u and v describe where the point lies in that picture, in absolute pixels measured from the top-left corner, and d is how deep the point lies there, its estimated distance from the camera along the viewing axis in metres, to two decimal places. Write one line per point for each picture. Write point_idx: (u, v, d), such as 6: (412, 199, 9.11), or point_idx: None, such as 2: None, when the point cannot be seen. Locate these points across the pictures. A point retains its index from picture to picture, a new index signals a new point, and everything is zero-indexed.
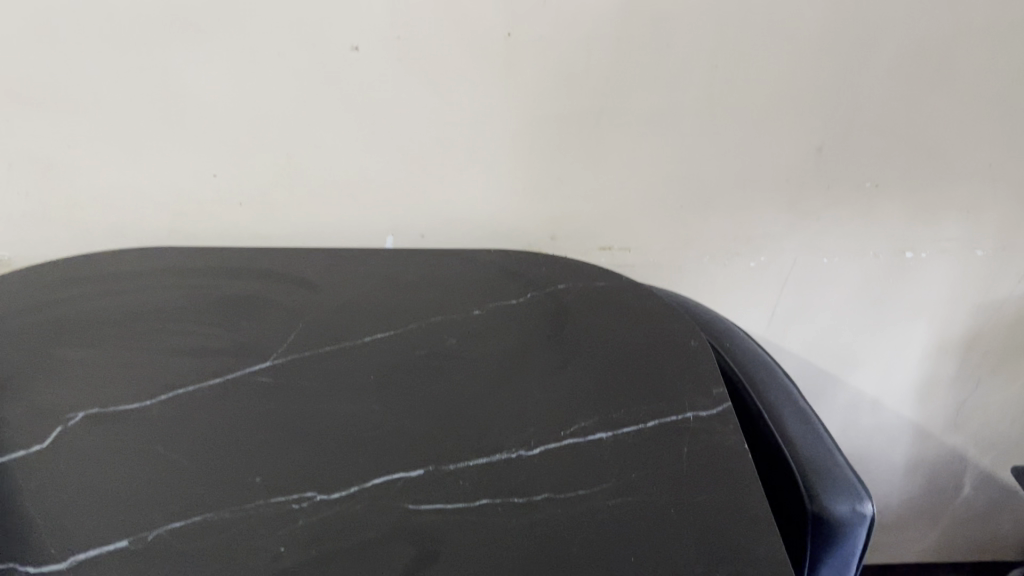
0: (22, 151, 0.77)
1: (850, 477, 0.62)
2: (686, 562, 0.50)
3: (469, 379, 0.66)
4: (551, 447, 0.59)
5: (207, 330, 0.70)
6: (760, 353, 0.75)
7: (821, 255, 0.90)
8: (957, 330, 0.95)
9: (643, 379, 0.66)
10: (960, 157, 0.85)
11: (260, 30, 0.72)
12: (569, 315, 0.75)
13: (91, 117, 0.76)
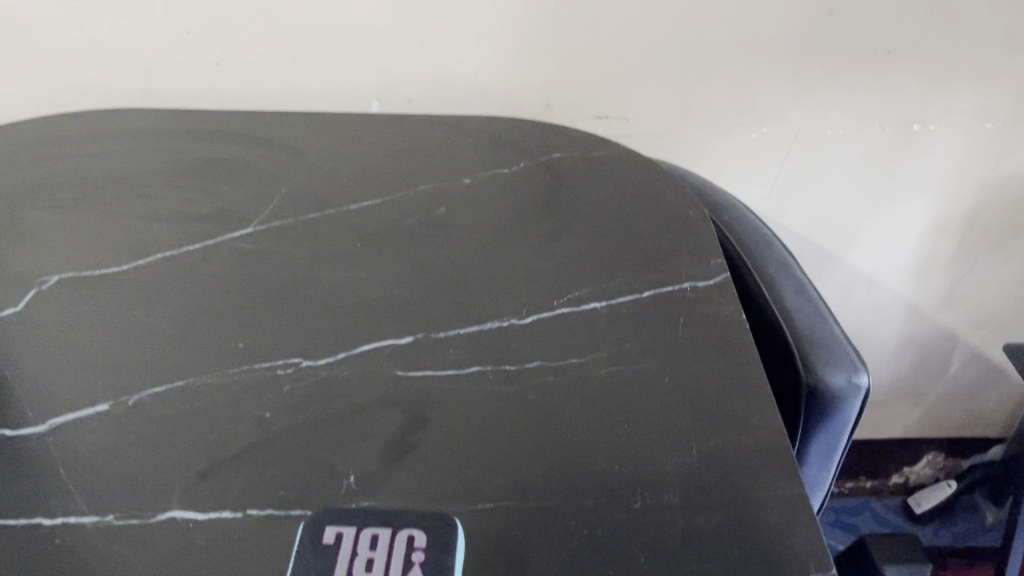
0: None
1: (848, 350, 0.61)
2: (680, 430, 0.50)
3: (460, 248, 0.64)
4: (543, 318, 0.57)
5: (184, 194, 0.67)
6: (760, 226, 0.73)
7: (825, 127, 0.87)
8: (961, 208, 0.93)
9: (640, 249, 0.64)
10: (977, 22, 0.79)
11: None
12: (564, 183, 0.72)
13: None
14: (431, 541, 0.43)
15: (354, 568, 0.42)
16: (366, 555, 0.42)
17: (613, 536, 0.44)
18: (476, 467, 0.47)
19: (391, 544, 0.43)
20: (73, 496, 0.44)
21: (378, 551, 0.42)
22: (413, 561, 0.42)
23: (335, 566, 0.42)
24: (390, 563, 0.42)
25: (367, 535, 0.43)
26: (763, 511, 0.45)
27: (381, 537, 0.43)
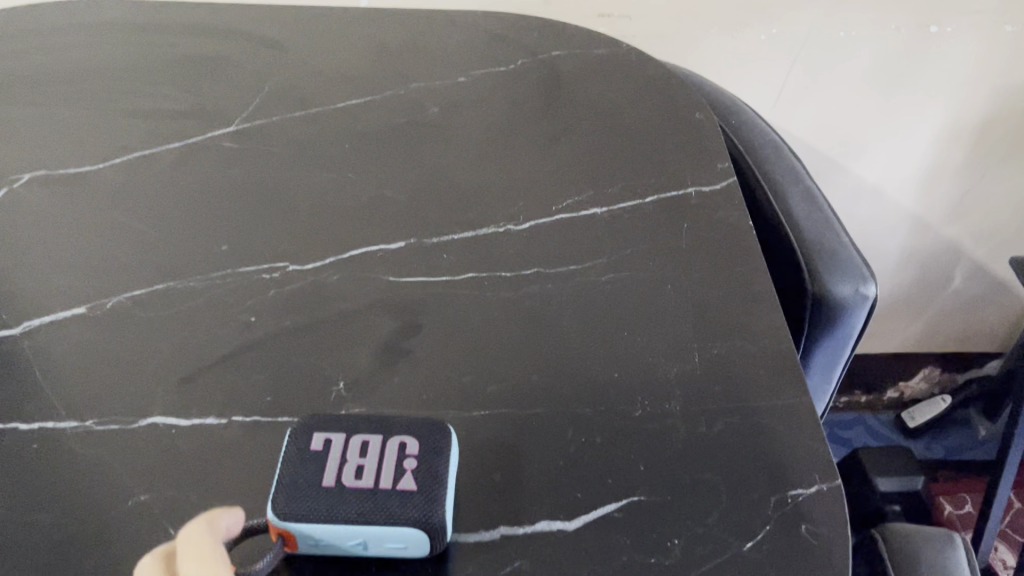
0: None
1: (856, 258, 0.59)
2: (682, 337, 0.48)
3: (453, 150, 0.60)
4: (542, 223, 0.55)
5: (163, 91, 0.63)
6: (767, 130, 0.70)
7: (838, 30, 0.81)
8: (974, 115, 0.89)
9: (642, 153, 0.61)
10: None
11: None
12: (564, 82, 0.68)
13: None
14: (427, 447, 0.39)
15: (341, 474, 0.37)
16: (355, 462, 0.38)
17: (612, 444, 0.43)
18: (471, 374, 0.45)
19: (381, 450, 0.38)
20: (50, 401, 0.42)
21: (369, 458, 0.38)
22: (405, 467, 0.38)
23: (319, 472, 0.37)
24: (380, 467, 0.38)
25: (357, 441, 0.39)
26: (767, 420, 0.44)
27: (370, 443, 0.39)
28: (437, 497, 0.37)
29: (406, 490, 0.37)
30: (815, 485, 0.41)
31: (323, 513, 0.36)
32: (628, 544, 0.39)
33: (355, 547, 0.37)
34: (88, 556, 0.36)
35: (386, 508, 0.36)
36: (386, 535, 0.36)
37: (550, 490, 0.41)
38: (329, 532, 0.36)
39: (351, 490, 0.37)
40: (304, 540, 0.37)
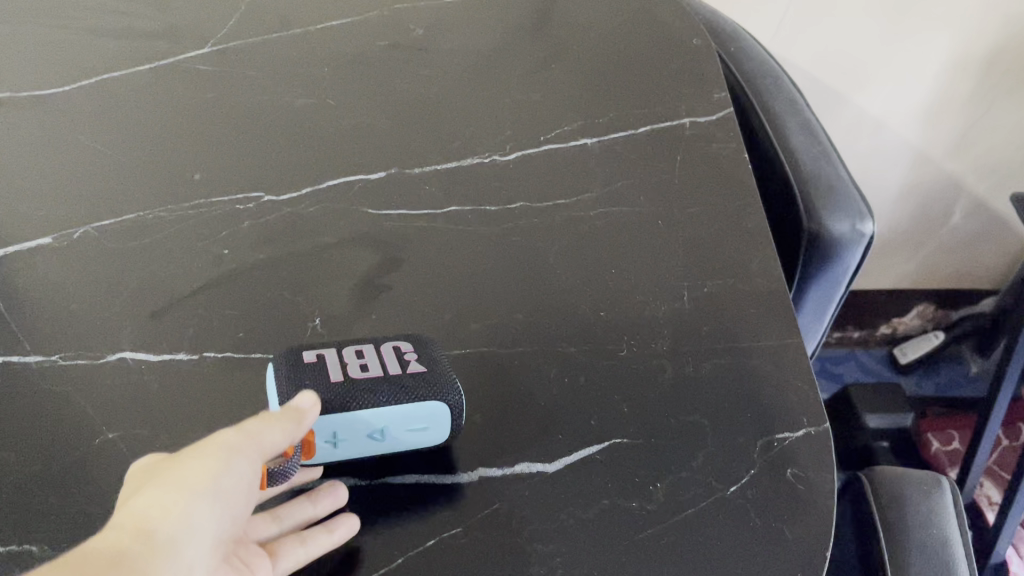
0: None
1: (854, 193, 0.57)
2: (672, 274, 0.46)
3: (437, 76, 0.58)
4: (529, 154, 0.53)
5: (132, 9, 0.60)
6: (767, 57, 0.67)
7: None
8: (984, 45, 0.85)
9: (635, 81, 0.58)
10: None
11: None
12: (556, 5, 0.64)
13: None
14: (418, 345, 0.39)
15: (348, 370, 0.36)
16: (356, 359, 0.37)
17: (597, 383, 0.42)
18: (453, 310, 0.44)
19: (374, 348, 0.37)
20: (16, 336, 0.41)
21: (368, 355, 0.37)
22: (405, 356, 0.37)
23: (319, 373, 0.36)
24: (386, 360, 0.37)
25: (350, 349, 0.37)
26: (757, 360, 0.43)
27: (359, 345, 0.37)
28: (448, 377, 0.37)
29: (418, 371, 0.37)
30: (803, 428, 0.40)
31: (343, 403, 0.35)
32: (610, 487, 0.38)
33: (375, 436, 0.36)
34: (54, 495, 0.35)
35: (406, 390, 0.36)
36: (411, 415, 0.36)
37: (531, 431, 0.40)
38: (349, 423, 0.35)
39: (364, 379, 0.36)
40: (323, 439, 0.35)
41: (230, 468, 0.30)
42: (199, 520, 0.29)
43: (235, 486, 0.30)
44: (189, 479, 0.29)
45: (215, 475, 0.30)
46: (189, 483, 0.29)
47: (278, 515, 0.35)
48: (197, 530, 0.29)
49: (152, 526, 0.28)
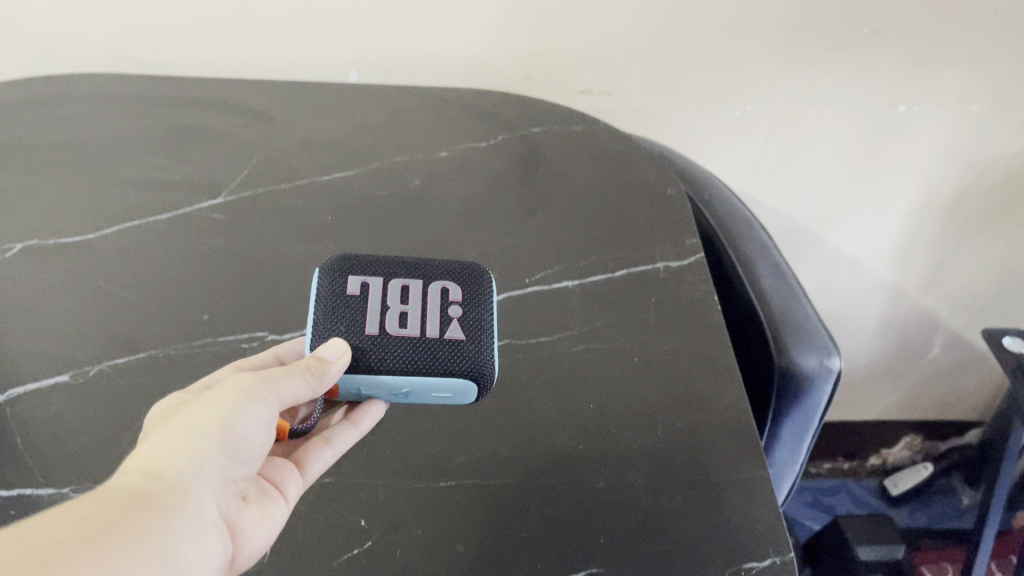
0: None
1: (822, 333, 0.60)
2: (647, 409, 0.50)
3: (431, 222, 0.63)
4: (515, 295, 0.57)
5: (155, 162, 0.66)
6: (740, 205, 0.72)
7: (811, 106, 0.83)
8: (946, 189, 0.91)
9: (614, 228, 0.63)
10: (967, 4, 0.75)
11: None
12: (542, 158, 0.70)
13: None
14: (467, 297, 0.43)
15: (389, 322, 0.41)
16: (401, 308, 0.42)
17: (574, 514, 0.44)
18: (440, 443, 0.47)
19: (423, 294, 0.42)
20: (31, 469, 0.43)
21: (414, 306, 0.42)
22: (449, 315, 0.42)
23: (359, 322, 0.41)
24: (424, 317, 0.41)
25: (400, 290, 0.42)
26: (727, 492, 0.45)
27: (408, 288, 0.42)
28: (482, 350, 0.41)
29: (454, 338, 0.41)
30: (770, 558, 0.43)
31: (371, 359, 0.40)
32: None
33: (398, 395, 0.41)
34: None
35: (436, 356, 0.40)
36: (432, 385, 0.40)
37: (512, 561, 0.42)
38: (372, 383, 0.40)
39: (398, 337, 0.41)
40: (347, 390, 0.41)
41: (237, 415, 0.36)
42: (203, 461, 0.35)
43: (244, 424, 0.37)
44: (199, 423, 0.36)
45: (221, 421, 0.36)
46: (198, 429, 0.35)
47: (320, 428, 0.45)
48: (205, 469, 0.35)
49: (164, 464, 0.34)
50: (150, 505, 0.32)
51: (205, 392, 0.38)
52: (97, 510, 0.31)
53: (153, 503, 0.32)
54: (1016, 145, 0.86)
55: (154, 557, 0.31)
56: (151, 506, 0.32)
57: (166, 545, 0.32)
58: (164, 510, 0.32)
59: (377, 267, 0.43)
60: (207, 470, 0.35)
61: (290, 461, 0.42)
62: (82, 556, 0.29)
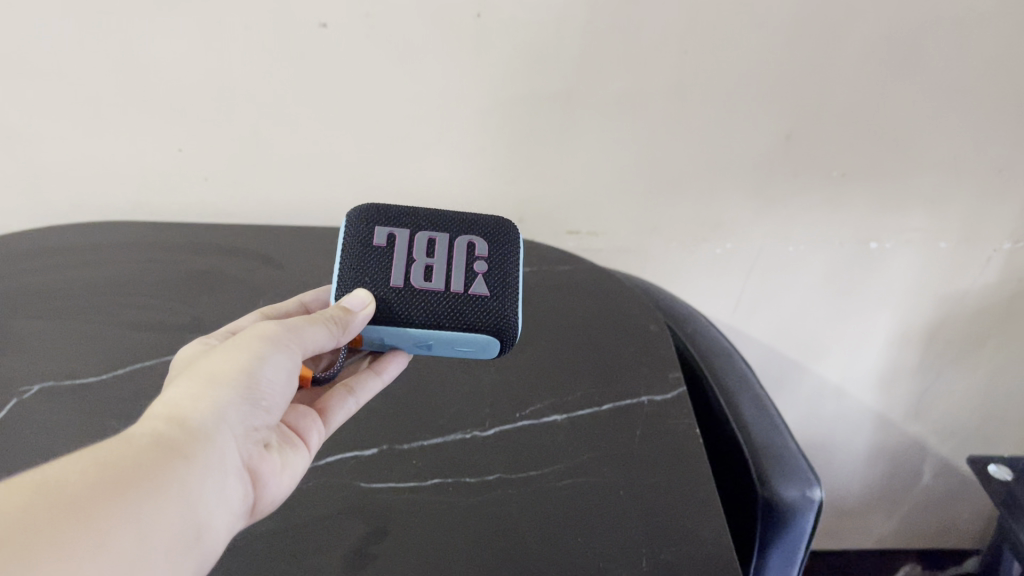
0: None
1: (802, 464, 0.62)
2: (633, 542, 0.51)
3: (427, 359, 0.66)
4: (505, 429, 0.59)
5: (168, 305, 0.70)
6: (722, 339, 0.76)
7: (787, 244, 0.89)
8: (921, 322, 0.95)
9: (601, 363, 0.66)
10: (925, 150, 0.81)
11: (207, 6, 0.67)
12: (532, 295, 0.75)
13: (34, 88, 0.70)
14: (490, 255, 0.49)
15: (417, 276, 0.48)
16: (427, 265, 0.48)
17: None
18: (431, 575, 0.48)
19: (455, 248, 0.49)
20: None
21: (440, 263, 0.48)
22: (476, 271, 0.48)
23: (392, 271, 0.48)
24: (449, 272, 0.48)
25: (426, 246, 0.49)
26: None
27: (439, 242, 0.49)
28: (505, 303, 0.48)
29: (478, 294, 0.47)
30: None
31: (399, 306, 0.47)
32: None
33: (421, 345, 0.48)
34: None
35: (459, 309, 0.47)
36: (455, 338, 0.47)
37: None
38: (397, 333, 0.47)
39: (423, 290, 0.47)
40: (372, 336, 0.48)
41: (262, 362, 0.43)
42: (228, 405, 0.41)
43: (270, 368, 0.43)
44: (226, 369, 0.42)
45: (248, 367, 0.42)
46: (227, 374, 0.41)
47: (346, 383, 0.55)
48: (232, 411, 0.41)
49: (191, 408, 0.39)
50: (177, 448, 0.37)
51: (230, 341, 0.44)
52: (124, 454, 0.35)
53: (179, 446, 0.37)
54: (985, 278, 0.90)
55: (178, 496, 0.35)
56: (178, 448, 0.37)
57: (192, 481, 0.37)
58: (190, 454, 0.37)
59: (416, 220, 0.50)
60: (232, 410, 0.41)
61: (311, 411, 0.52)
62: (112, 491, 0.33)
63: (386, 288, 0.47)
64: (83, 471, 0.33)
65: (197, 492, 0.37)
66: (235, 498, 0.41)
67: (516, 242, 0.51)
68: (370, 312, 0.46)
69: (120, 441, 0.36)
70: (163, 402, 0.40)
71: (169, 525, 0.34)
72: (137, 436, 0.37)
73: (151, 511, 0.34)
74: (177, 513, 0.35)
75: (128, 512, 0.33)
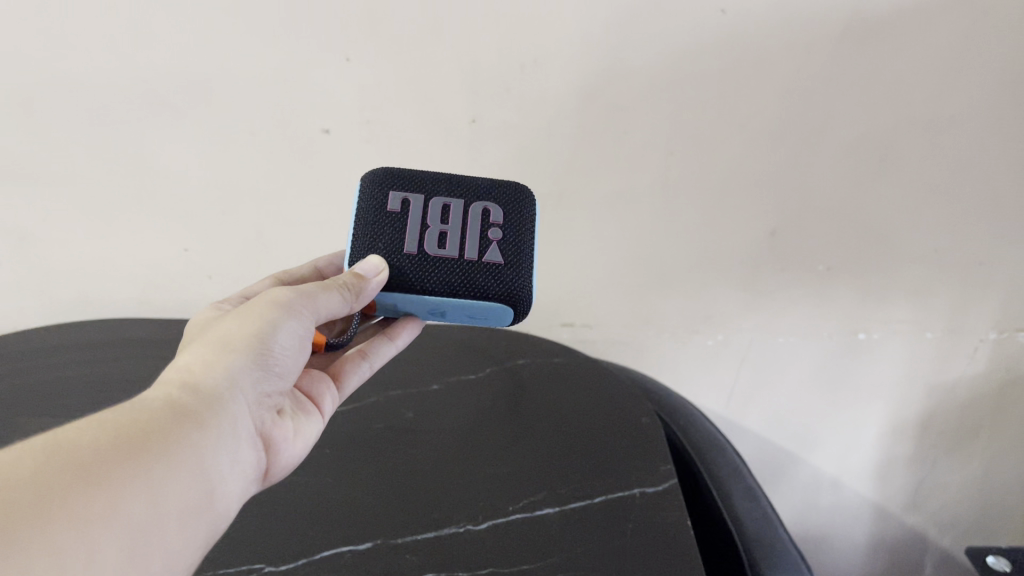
0: (10, 228, 0.75)
1: (795, 557, 0.63)
2: None
3: (423, 450, 0.66)
4: (498, 522, 0.59)
5: None
6: (714, 432, 0.77)
7: (777, 336, 0.91)
8: (913, 412, 0.96)
9: (594, 456, 0.67)
10: (907, 244, 0.84)
11: (218, 117, 0.71)
12: (527, 388, 0.76)
13: (50, 194, 0.74)
14: (504, 221, 0.50)
15: (430, 243, 0.48)
16: (441, 232, 0.49)
17: None
18: None
19: (469, 214, 0.50)
20: None
21: (454, 230, 0.49)
22: (491, 238, 0.49)
23: (406, 237, 0.49)
24: (462, 239, 0.49)
25: (439, 211, 0.49)
26: None
27: (453, 208, 0.50)
28: (519, 271, 0.48)
29: (492, 262, 0.48)
30: None
31: (412, 273, 0.48)
32: None
33: (434, 310, 0.49)
34: None
35: (472, 277, 0.48)
36: (469, 306, 0.48)
37: None
38: (410, 299, 0.48)
39: (436, 257, 0.48)
40: (385, 302, 0.50)
41: (274, 328, 0.44)
42: (240, 371, 0.42)
43: (283, 333, 0.45)
44: (238, 336, 0.43)
45: (260, 332, 0.44)
46: (241, 339, 0.43)
47: (363, 354, 0.59)
48: (243, 376, 0.42)
49: (204, 375, 0.40)
50: (189, 412, 0.38)
51: (243, 308, 0.46)
52: (137, 416, 0.35)
53: (191, 409, 0.38)
54: (973, 368, 0.92)
55: (191, 457, 0.36)
56: (191, 412, 0.38)
57: (204, 445, 0.37)
58: (202, 419, 0.38)
59: (431, 183, 0.50)
60: (244, 376, 0.43)
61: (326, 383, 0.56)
62: (126, 452, 0.33)
63: (400, 255, 0.48)
64: (96, 431, 0.33)
65: (208, 458, 0.37)
66: (244, 463, 0.42)
67: (531, 208, 0.52)
68: (382, 280, 0.47)
69: (134, 404, 0.37)
70: (175, 368, 0.41)
71: (178, 490, 0.34)
72: (152, 400, 0.37)
73: (165, 472, 0.34)
74: (191, 474, 0.36)
75: (143, 475, 0.33)
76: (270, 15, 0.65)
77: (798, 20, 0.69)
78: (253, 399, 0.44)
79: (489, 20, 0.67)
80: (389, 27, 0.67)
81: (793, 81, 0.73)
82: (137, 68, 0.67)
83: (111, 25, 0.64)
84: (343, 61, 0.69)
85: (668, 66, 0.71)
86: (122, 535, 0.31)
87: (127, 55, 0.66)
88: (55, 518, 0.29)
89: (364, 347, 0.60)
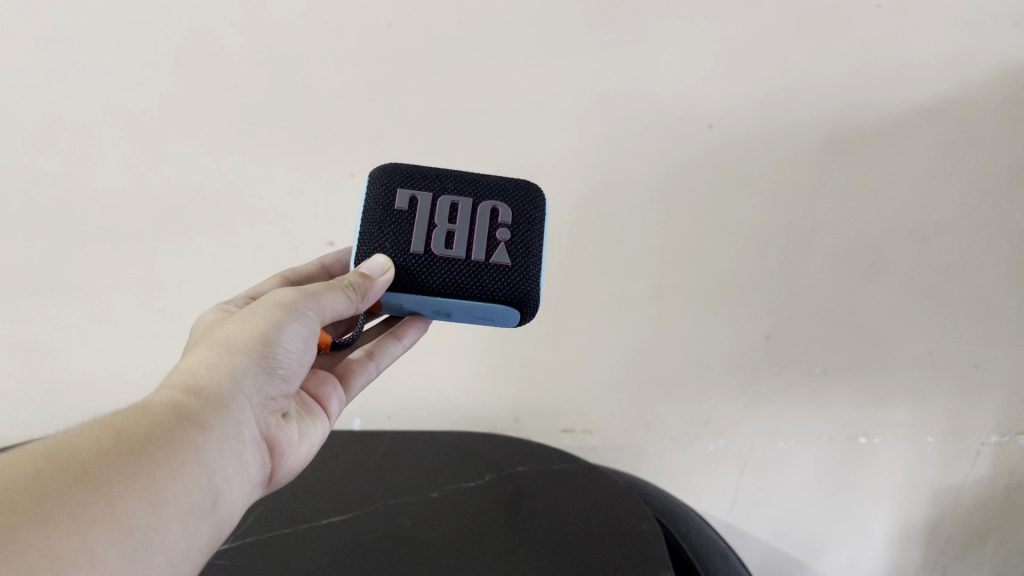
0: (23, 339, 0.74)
1: None
2: None
3: (421, 560, 0.66)
4: None
5: None
6: (716, 538, 0.76)
7: (778, 442, 0.89)
8: (920, 517, 0.94)
9: (592, 565, 0.66)
10: (899, 346, 0.85)
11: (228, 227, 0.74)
12: (527, 493, 0.76)
13: (62, 308, 0.74)
14: (513, 221, 0.50)
15: (437, 242, 0.48)
16: (447, 231, 0.49)
17: None
18: None
19: (478, 213, 0.49)
20: None
21: (461, 229, 0.49)
22: (499, 239, 0.49)
23: (413, 235, 0.49)
24: (470, 239, 0.49)
25: (447, 209, 0.49)
26: None
27: (461, 207, 0.49)
28: (527, 275, 0.48)
29: (499, 263, 0.48)
30: None
31: (420, 272, 0.48)
32: None
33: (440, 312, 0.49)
34: None
35: (478, 278, 0.48)
36: (476, 308, 0.48)
37: None
38: (415, 299, 0.48)
39: (442, 257, 0.48)
40: (391, 302, 0.50)
41: (279, 332, 0.45)
42: (244, 378, 0.42)
43: (288, 337, 0.45)
44: (242, 340, 0.44)
45: (264, 335, 0.44)
46: (245, 343, 0.43)
47: (370, 353, 0.60)
48: (247, 381, 0.43)
49: (208, 382, 0.41)
50: (190, 418, 0.38)
51: (249, 309, 0.46)
52: (137, 423, 0.36)
53: (192, 416, 0.38)
54: (976, 472, 0.91)
55: (193, 463, 0.37)
56: (192, 419, 0.38)
57: (206, 451, 0.38)
58: (204, 425, 0.39)
59: (439, 180, 0.50)
60: (247, 381, 0.43)
61: (331, 386, 0.56)
62: (127, 457, 0.34)
63: (406, 254, 0.48)
64: (95, 442, 0.34)
65: (209, 461, 0.38)
66: (247, 468, 0.42)
67: (542, 205, 0.51)
68: (387, 279, 0.47)
69: (137, 410, 0.37)
70: (178, 375, 0.42)
71: (178, 496, 0.35)
72: (156, 405, 0.38)
73: (166, 478, 0.34)
74: (192, 480, 0.36)
75: (143, 484, 0.33)
76: (287, 131, 0.71)
77: (782, 129, 0.75)
78: (257, 405, 0.44)
79: (490, 133, 0.73)
80: (398, 139, 0.73)
81: (778, 188, 0.77)
82: (157, 177, 0.70)
83: (140, 134, 0.69)
84: (348, 177, 0.73)
85: (658, 175, 0.76)
86: (122, 545, 0.31)
87: (149, 162, 0.70)
88: (52, 531, 0.29)
89: (370, 347, 0.60)
